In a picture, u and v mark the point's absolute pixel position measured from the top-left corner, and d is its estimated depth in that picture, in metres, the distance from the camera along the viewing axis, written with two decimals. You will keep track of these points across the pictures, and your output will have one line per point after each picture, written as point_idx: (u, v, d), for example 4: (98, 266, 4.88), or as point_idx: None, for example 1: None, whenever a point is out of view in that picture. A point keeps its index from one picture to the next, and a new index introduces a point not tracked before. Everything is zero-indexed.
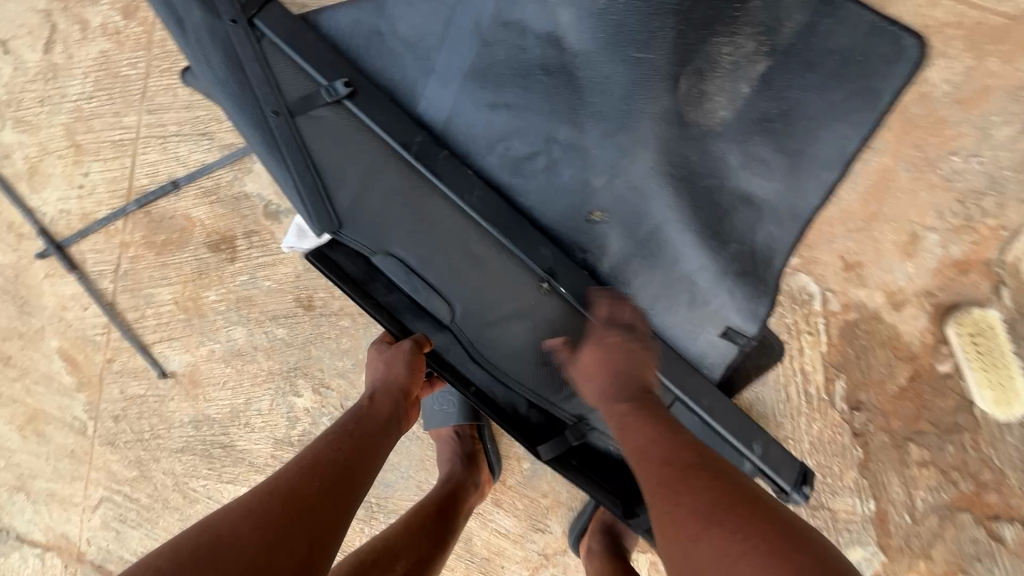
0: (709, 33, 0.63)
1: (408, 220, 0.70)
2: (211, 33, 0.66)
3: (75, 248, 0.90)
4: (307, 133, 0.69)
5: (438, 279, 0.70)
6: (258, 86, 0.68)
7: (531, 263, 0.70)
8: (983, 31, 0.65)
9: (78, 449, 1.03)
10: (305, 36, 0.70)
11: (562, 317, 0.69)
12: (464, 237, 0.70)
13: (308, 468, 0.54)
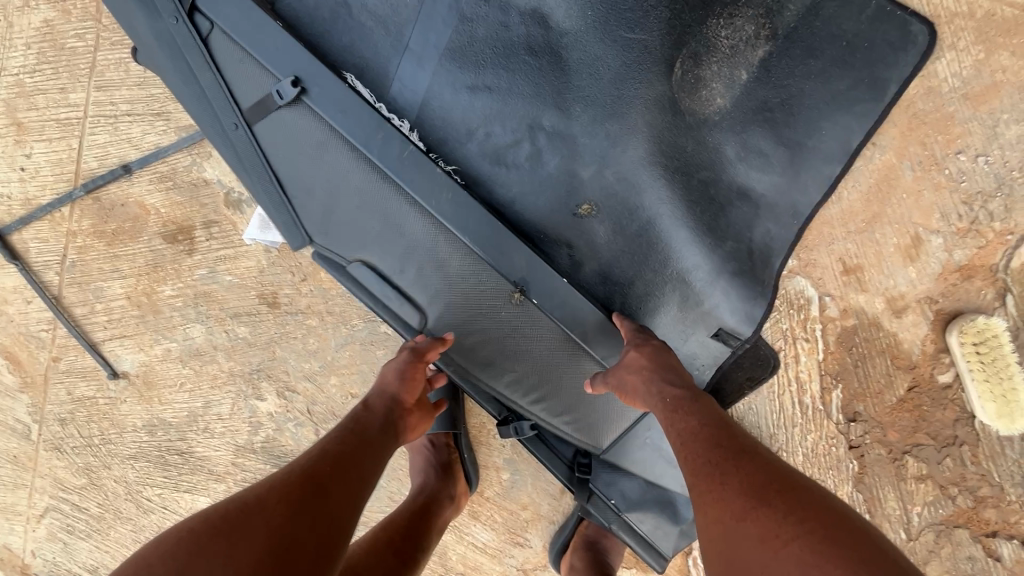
0: (704, 15, 0.60)
1: (378, 226, 0.64)
2: (157, 37, 0.62)
3: (17, 236, 0.83)
4: (264, 135, 0.63)
5: (410, 291, 0.65)
6: (212, 89, 0.63)
7: (504, 273, 0.63)
8: (996, 22, 0.61)
9: (23, 454, 0.95)
10: (254, 16, 0.61)
11: (541, 334, 0.64)
12: (433, 245, 0.63)
13: (325, 453, 0.52)
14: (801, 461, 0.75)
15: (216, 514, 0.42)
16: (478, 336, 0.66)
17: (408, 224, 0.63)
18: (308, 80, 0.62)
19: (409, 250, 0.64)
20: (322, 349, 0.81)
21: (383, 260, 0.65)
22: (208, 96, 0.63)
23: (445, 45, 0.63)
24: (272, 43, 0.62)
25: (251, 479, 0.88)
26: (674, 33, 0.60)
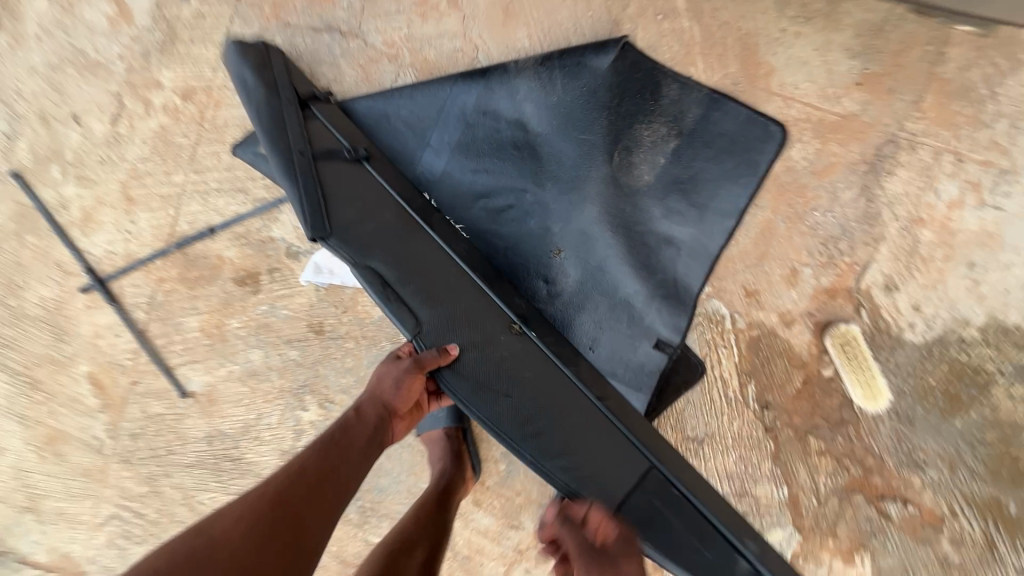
0: (632, 121, 0.88)
1: (397, 248, 0.80)
2: (267, 99, 0.82)
3: (117, 282, 1.06)
4: (323, 169, 0.81)
5: (416, 300, 0.78)
6: (293, 131, 0.81)
7: (505, 307, 0.85)
8: (830, 121, 0.88)
9: (94, 467, 1.13)
10: (347, 124, 0.90)
11: (525, 354, 0.82)
12: (448, 272, 0.83)
13: (296, 474, 0.71)
14: (730, 441, 0.97)
15: (197, 542, 0.60)
16: (475, 355, 0.78)
17: (427, 262, 0.82)
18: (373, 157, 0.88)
19: (418, 277, 0.79)
20: (356, 366, 1.03)
21: (393, 273, 0.78)
22: (296, 134, 0.81)
23: (456, 142, 0.91)
24: (354, 133, 0.89)
25: None
26: (613, 132, 0.88)
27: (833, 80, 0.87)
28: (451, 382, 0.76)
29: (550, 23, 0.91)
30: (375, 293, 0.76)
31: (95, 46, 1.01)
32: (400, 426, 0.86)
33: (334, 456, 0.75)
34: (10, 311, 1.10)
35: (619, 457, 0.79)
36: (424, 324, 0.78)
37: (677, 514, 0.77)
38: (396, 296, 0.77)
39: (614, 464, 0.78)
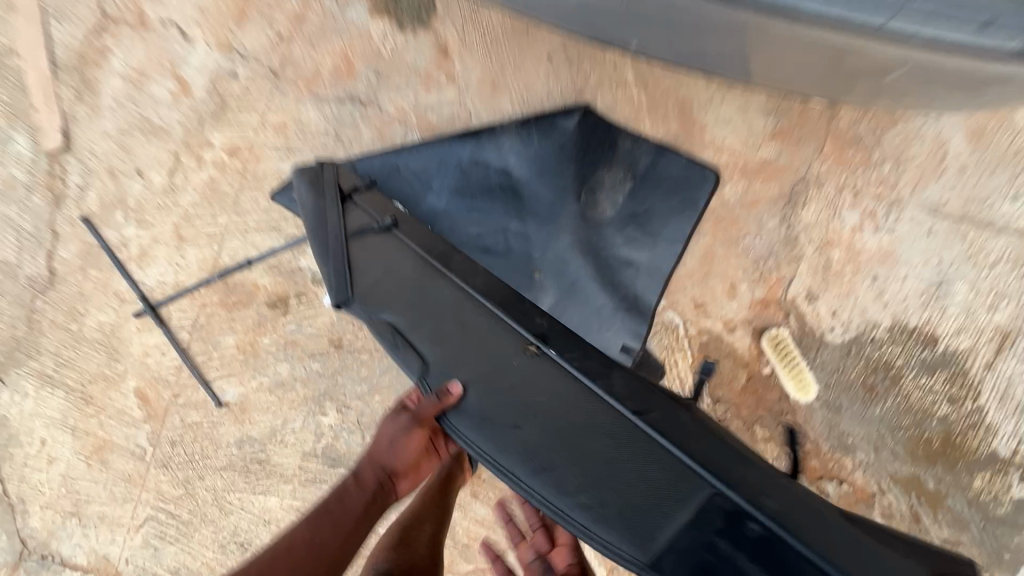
0: (595, 167, 1.11)
1: (414, 299, 0.92)
2: (312, 194, 1.03)
3: (166, 308, 1.25)
4: (354, 248, 0.98)
5: (422, 343, 0.90)
6: (330, 218, 1.00)
7: (522, 330, 0.84)
8: (754, 165, 1.10)
9: (135, 473, 1.28)
10: (386, 202, 1.04)
11: (546, 380, 0.80)
12: (459, 308, 0.89)
13: (286, 553, 0.88)
14: None
15: None
16: (484, 390, 0.84)
17: (439, 304, 0.90)
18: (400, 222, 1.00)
19: (431, 322, 0.90)
20: (370, 375, 1.21)
21: (407, 322, 0.91)
22: (330, 223, 1.00)
23: (453, 186, 1.13)
24: (388, 207, 1.03)
25: (314, 477, 1.23)
26: (579, 177, 1.10)
27: (754, 133, 1.10)
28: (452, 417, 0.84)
29: (527, 91, 1.12)
30: (391, 349, 0.91)
31: (158, 114, 1.23)
32: (402, 483, 0.97)
33: (322, 527, 0.91)
34: (71, 334, 1.28)
35: (660, 493, 0.71)
36: (430, 363, 0.89)
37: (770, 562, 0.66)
38: (406, 342, 0.90)
39: (651, 501, 0.72)
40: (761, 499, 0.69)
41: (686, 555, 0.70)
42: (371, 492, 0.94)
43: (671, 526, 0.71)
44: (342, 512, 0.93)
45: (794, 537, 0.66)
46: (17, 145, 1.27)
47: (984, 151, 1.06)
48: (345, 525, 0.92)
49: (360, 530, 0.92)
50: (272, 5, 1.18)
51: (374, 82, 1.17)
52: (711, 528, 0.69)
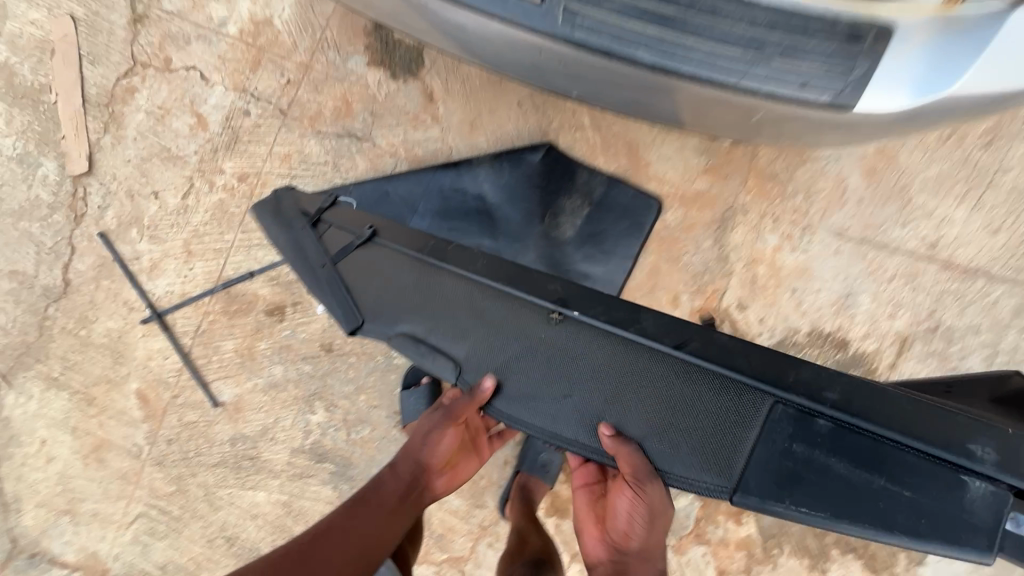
0: (557, 195, 1.30)
1: (428, 306, 0.99)
2: (292, 230, 1.09)
3: (171, 315, 1.38)
4: (343, 269, 1.05)
5: (445, 342, 0.98)
6: (314, 249, 1.07)
7: (541, 300, 0.92)
8: (690, 195, 1.31)
9: (130, 470, 1.37)
10: (360, 214, 1.12)
11: (575, 338, 0.90)
12: (470, 297, 0.96)
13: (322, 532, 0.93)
14: None
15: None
16: (525, 373, 0.93)
17: (449, 299, 0.97)
18: (377, 229, 1.06)
19: (446, 322, 0.98)
20: (356, 376, 1.34)
21: (422, 329, 0.99)
22: (320, 252, 1.06)
23: (435, 209, 1.32)
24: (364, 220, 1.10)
25: (301, 473, 1.35)
26: (543, 204, 1.30)
27: (690, 168, 1.30)
28: (504, 403, 0.94)
29: (500, 132, 1.33)
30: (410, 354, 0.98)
31: (177, 144, 1.40)
32: (439, 478, 1.06)
33: (361, 515, 0.96)
34: (79, 339, 1.39)
35: (725, 411, 0.83)
36: (461, 361, 0.97)
37: (842, 453, 0.78)
38: (428, 344, 0.98)
39: (716, 424, 0.83)
40: (821, 396, 0.80)
41: (759, 468, 0.80)
42: (410, 481, 1.02)
43: (743, 440, 0.81)
44: (381, 500, 0.99)
45: (861, 420, 0.78)
46: (45, 169, 1.42)
47: (878, 187, 1.28)
48: (383, 512, 0.97)
49: (399, 519, 0.97)
50: (284, 55, 1.38)
51: (369, 121, 1.36)
52: (786, 437, 0.80)
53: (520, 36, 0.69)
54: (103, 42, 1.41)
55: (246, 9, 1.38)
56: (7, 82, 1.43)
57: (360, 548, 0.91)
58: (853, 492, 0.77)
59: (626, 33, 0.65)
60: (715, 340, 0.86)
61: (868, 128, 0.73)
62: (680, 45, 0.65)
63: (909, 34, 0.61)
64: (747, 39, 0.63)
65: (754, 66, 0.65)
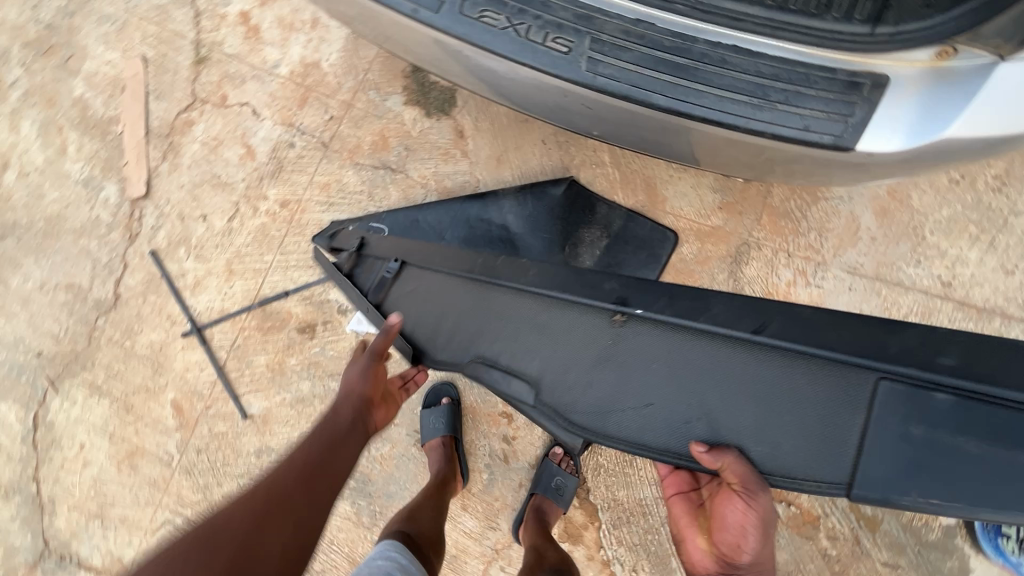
0: (578, 227, 1.37)
1: (497, 328, 1.02)
2: (344, 284, 1.28)
3: (209, 329, 1.46)
4: (397, 298, 1.17)
5: (515, 363, 0.99)
6: (364, 295, 1.23)
7: (600, 303, 0.93)
8: (706, 230, 1.36)
9: (160, 478, 1.44)
10: (404, 247, 1.22)
11: (642, 336, 0.90)
12: (532, 313, 0.99)
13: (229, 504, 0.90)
14: None
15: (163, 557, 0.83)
16: (598, 383, 0.92)
17: (512, 314, 1.00)
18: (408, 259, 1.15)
19: (520, 342, 0.99)
20: None
21: (494, 351, 1.01)
22: (396, 291, 1.18)
23: (461, 236, 1.39)
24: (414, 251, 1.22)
25: None
26: (564, 235, 1.37)
27: (706, 204, 1.36)
28: (591, 419, 0.91)
29: (525, 166, 1.41)
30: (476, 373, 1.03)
31: (227, 172, 1.53)
32: (376, 412, 1.15)
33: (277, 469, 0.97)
34: (124, 350, 1.48)
35: (827, 394, 0.80)
36: (538, 379, 0.96)
37: (959, 429, 0.74)
38: (501, 367, 1.00)
39: (817, 410, 0.80)
40: (936, 364, 0.76)
41: (880, 454, 0.76)
42: (351, 414, 1.09)
43: (850, 422, 0.78)
44: (325, 436, 1.04)
45: (953, 378, 0.74)
46: (107, 193, 1.55)
47: (890, 227, 1.32)
48: (330, 441, 1.03)
49: (352, 440, 1.06)
50: (329, 94, 1.50)
51: (404, 155, 1.47)
52: (898, 419, 0.76)
53: (544, 81, 0.75)
54: (169, 81, 1.56)
55: (298, 53, 1.52)
56: (81, 113, 1.59)
57: (320, 470, 0.97)
58: (979, 462, 0.73)
59: (641, 80, 0.72)
60: (797, 317, 0.87)
61: (877, 166, 0.73)
62: (691, 90, 0.71)
63: (903, 83, 0.68)
64: (753, 88, 0.71)
65: (759, 111, 0.71)
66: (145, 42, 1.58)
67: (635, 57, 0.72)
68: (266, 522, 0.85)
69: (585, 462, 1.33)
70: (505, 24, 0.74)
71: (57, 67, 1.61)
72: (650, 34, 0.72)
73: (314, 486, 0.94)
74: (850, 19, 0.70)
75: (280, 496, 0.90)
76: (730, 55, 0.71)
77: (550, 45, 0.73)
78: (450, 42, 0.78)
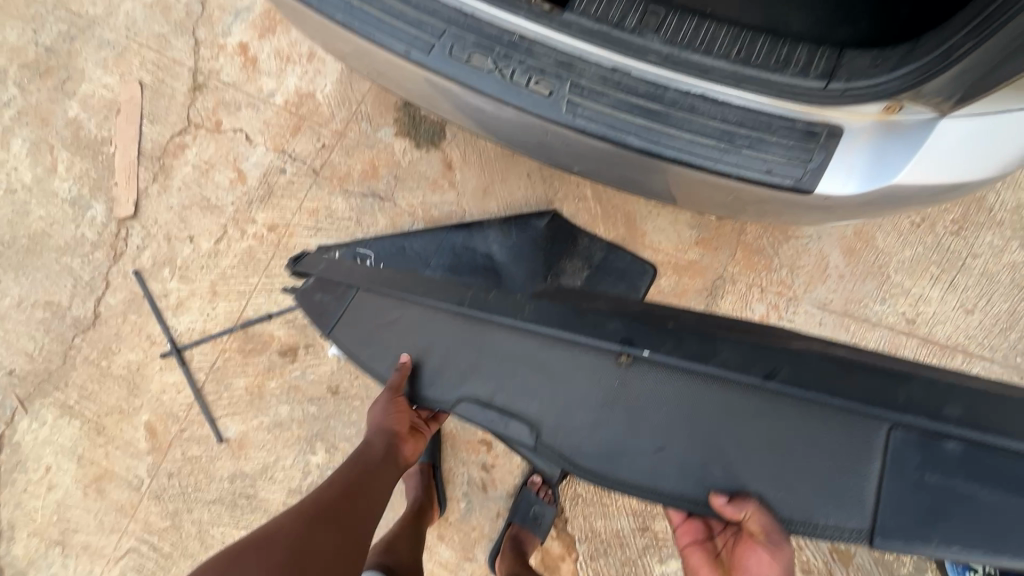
0: (559, 259, 1.42)
1: (490, 365, 0.91)
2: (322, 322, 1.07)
3: (189, 350, 1.45)
4: (395, 341, 1.00)
5: (511, 402, 0.89)
6: (350, 341, 1.04)
7: (603, 341, 0.86)
8: (683, 263, 1.41)
9: (128, 503, 1.40)
10: (385, 276, 1.08)
11: (649, 379, 0.84)
12: (528, 348, 0.89)
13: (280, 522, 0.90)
14: None
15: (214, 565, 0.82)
16: (604, 425, 0.86)
17: (508, 351, 0.90)
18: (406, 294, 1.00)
19: (516, 380, 0.90)
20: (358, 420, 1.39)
21: (485, 393, 0.91)
22: (364, 324, 1.03)
23: (447, 263, 1.42)
24: (401, 282, 1.05)
25: None
26: (546, 265, 1.41)
27: (683, 239, 1.42)
28: (596, 461, 0.85)
29: (510, 199, 1.46)
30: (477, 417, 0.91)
31: (216, 195, 1.55)
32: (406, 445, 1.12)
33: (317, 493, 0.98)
34: (99, 370, 1.46)
35: (839, 441, 0.77)
36: (540, 421, 0.88)
37: (972, 478, 0.72)
38: (497, 407, 0.90)
39: (832, 458, 0.77)
40: (942, 413, 0.74)
41: (894, 503, 0.74)
42: (384, 448, 1.08)
43: (866, 469, 0.76)
44: (363, 465, 1.04)
45: (958, 427, 0.72)
46: (94, 212, 1.56)
47: (857, 265, 1.38)
48: (370, 471, 1.03)
49: (385, 473, 1.05)
50: (322, 123, 1.55)
51: (392, 183, 1.51)
52: (912, 467, 0.74)
53: (530, 119, 0.81)
54: (164, 105, 1.60)
55: (293, 83, 1.57)
56: (74, 134, 1.61)
57: (360, 497, 0.98)
58: (995, 511, 0.71)
59: (617, 122, 0.77)
60: (803, 363, 0.82)
61: (839, 208, 0.81)
62: (665, 132, 0.77)
63: (855, 133, 0.74)
64: (721, 132, 0.76)
65: (726, 154, 0.76)
66: (144, 68, 1.62)
67: (613, 101, 0.77)
68: (312, 537, 0.86)
69: (564, 492, 1.33)
70: (490, 67, 0.79)
71: (54, 88, 1.63)
72: (625, 80, 0.77)
73: (355, 511, 0.95)
74: (808, 73, 0.75)
75: (323, 512, 0.92)
76: (699, 102, 0.76)
77: (533, 88, 0.78)
78: (438, 80, 0.83)
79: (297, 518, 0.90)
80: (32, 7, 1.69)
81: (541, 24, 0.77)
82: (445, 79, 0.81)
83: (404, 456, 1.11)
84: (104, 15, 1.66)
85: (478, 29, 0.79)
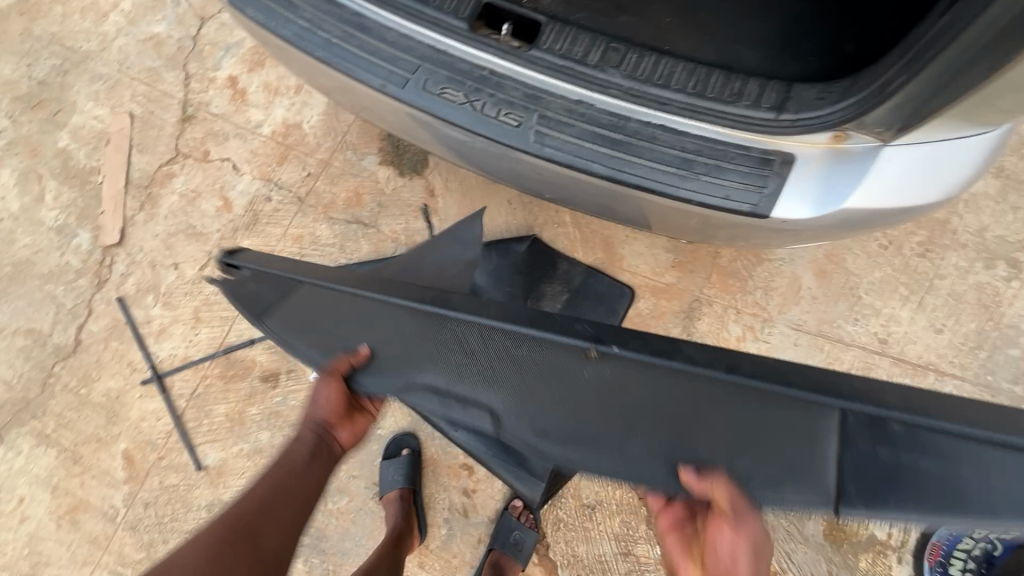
0: (539, 282, 1.44)
1: (434, 353, 0.82)
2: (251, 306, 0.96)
3: (170, 377, 1.45)
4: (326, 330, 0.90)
5: (456, 387, 0.81)
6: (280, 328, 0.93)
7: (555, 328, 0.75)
8: (660, 286, 1.44)
9: (102, 534, 1.37)
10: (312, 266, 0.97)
11: (608, 369, 0.74)
12: (468, 333, 0.79)
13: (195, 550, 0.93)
14: (615, 508, 1.32)
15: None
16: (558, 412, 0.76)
17: (449, 335, 0.80)
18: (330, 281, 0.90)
19: (463, 366, 0.80)
20: None
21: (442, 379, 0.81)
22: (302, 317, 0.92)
23: None
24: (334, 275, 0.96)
25: None
26: (526, 288, 1.43)
27: (660, 263, 1.45)
28: (558, 451, 0.77)
29: (491, 225, 1.50)
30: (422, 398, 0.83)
31: (202, 222, 1.57)
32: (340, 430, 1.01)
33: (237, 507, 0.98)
34: (78, 398, 1.45)
35: (810, 422, 0.66)
36: (494, 407, 0.79)
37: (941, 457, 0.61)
38: (446, 391, 0.81)
39: (813, 435, 0.66)
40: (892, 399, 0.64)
41: (876, 475, 0.64)
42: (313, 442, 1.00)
43: (841, 447, 0.65)
44: (286, 467, 1.00)
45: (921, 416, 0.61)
46: (79, 240, 1.57)
47: (829, 286, 1.42)
48: (295, 472, 0.99)
49: (315, 471, 1.00)
50: (308, 153, 1.59)
51: (376, 210, 1.54)
52: (886, 444, 0.63)
53: (500, 149, 0.84)
54: (153, 136, 1.64)
55: (280, 114, 1.62)
56: (63, 164, 1.64)
57: (280, 509, 0.98)
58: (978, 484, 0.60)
59: (584, 151, 0.80)
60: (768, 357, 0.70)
61: (798, 232, 0.83)
62: (629, 160, 0.80)
63: (807, 160, 0.77)
64: (682, 161, 0.79)
65: (687, 181, 0.79)
66: (135, 101, 1.67)
67: (579, 132, 0.80)
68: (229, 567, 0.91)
69: (546, 517, 1.32)
70: (461, 102, 0.82)
71: (45, 120, 1.67)
72: (590, 112, 0.81)
73: (275, 530, 0.97)
74: (759, 105, 0.79)
75: (241, 536, 0.94)
76: (660, 133, 0.80)
77: (502, 119, 0.81)
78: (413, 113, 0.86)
79: (213, 546, 0.93)
80: (28, 44, 1.75)
81: (510, 60, 0.82)
82: (419, 113, 0.85)
83: (337, 443, 1.02)
84: (99, 51, 1.72)
85: (451, 66, 0.83)
